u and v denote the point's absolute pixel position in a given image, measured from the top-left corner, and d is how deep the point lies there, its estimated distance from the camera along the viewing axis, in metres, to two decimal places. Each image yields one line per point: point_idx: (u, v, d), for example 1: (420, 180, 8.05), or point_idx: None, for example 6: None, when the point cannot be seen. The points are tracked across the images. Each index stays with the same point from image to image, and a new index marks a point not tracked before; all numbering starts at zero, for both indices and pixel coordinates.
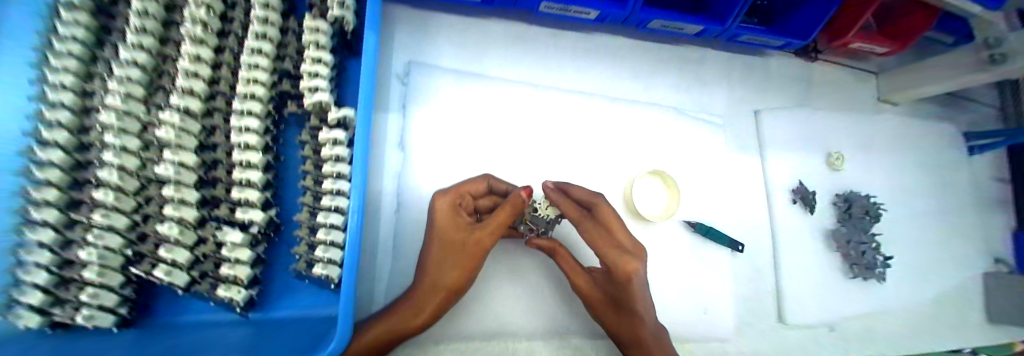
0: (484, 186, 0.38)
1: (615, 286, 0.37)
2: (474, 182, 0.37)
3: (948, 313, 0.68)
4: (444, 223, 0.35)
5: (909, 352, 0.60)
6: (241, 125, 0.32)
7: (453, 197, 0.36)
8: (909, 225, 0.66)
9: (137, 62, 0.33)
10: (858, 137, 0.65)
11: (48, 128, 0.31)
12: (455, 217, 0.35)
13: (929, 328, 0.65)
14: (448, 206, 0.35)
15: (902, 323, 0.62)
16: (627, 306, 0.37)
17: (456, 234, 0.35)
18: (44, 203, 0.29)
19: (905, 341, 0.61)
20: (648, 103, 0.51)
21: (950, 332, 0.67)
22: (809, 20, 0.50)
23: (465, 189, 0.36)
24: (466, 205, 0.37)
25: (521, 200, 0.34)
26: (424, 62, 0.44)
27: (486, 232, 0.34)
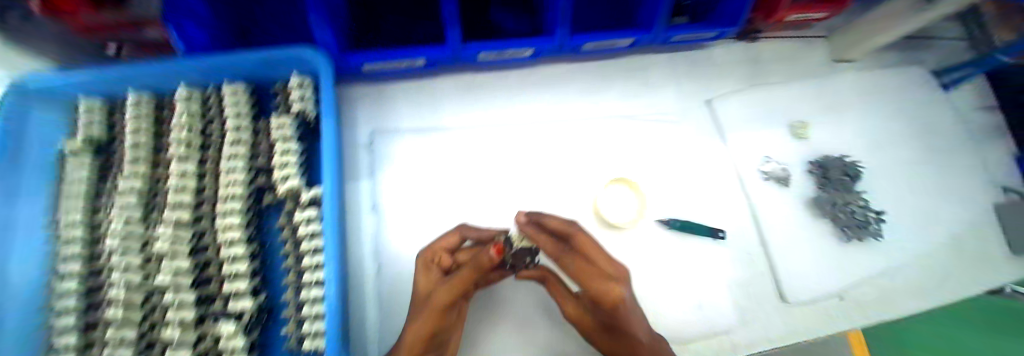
0: (456, 239, 0.40)
1: (601, 313, 0.36)
2: (443, 237, 0.40)
3: (965, 257, 0.66)
4: (419, 281, 0.37)
5: (928, 304, 0.59)
6: (225, 225, 0.36)
7: (427, 256, 0.38)
8: (901, 175, 0.64)
9: (133, 188, 0.38)
10: (823, 99, 0.65)
11: (66, 262, 0.36)
12: (427, 274, 0.37)
13: (947, 274, 0.63)
14: (421, 265, 0.38)
15: (916, 277, 0.61)
16: (617, 329, 0.36)
17: (428, 290, 0.37)
18: (65, 328, 0.34)
19: (919, 295, 0.59)
20: (599, 118, 0.54)
21: (972, 274, 0.64)
22: (734, 7, 0.52)
23: (439, 246, 0.38)
24: (440, 261, 0.38)
25: (487, 257, 0.37)
26: (385, 128, 0.48)
27: (447, 289, 0.35)
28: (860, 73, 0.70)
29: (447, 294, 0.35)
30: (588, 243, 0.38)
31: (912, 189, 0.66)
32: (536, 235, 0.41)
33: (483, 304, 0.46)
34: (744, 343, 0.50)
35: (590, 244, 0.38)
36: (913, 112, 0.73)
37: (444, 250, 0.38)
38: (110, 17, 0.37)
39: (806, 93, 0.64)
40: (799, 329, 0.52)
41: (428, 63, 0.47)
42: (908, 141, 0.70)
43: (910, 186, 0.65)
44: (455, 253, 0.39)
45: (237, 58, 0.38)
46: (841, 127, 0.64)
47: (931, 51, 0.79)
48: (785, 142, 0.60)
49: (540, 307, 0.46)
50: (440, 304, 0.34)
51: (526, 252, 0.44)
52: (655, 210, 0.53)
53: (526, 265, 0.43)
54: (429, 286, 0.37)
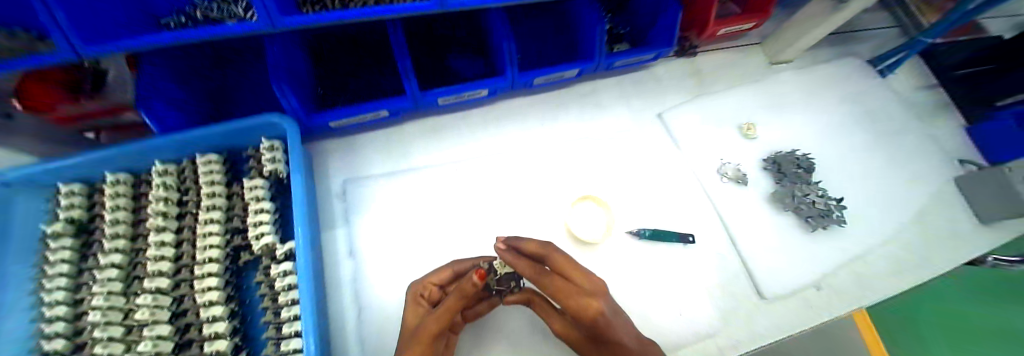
0: (449, 274, 0.40)
1: (585, 329, 0.35)
2: (436, 272, 0.40)
3: (946, 230, 0.65)
4: (408, 318, 0.38)
5: (914, 281, 0.58)
6: (203, 287, 0.37)
7: (417, 289, 0.39)
8: (847, 162, 0.69)
9: (115, 262, 0.39)
10: (767, 100, 0.70)
11: (48, 341, 0.37)
12: (416, 308, 0.38)
13: (930, 249, 0.63)
14: (412, 299, 0.39)
15: (894, 256, 0.61)
16: (604, 344, 0.35)
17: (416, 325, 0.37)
18: None
19: (903, 274, 0.59)
20: (560, 143, 0.59)
21: (958, 246, 0.64)
22: (665, 29, 0.57)
23: (429, 280, 0.40)
24: (430, 294, 0.39)
25: (470, 284, 0.35)
26: (357, 177, 0.52)
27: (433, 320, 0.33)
28: (797, 74, 0.76)
29: (435, 322, 0.33)
30: (563, 259, 0.38)
31: (866, 174, 0.69)
32: (516, 260, 0.37)
33: (471, 340, 0.45)
34: (735, 345, 0.49)
35: (569, 264, 0.37)
36: (857, 101, 0.78)
37: (434, 284, 0.39)
38: (89, 107, 0.44)
39: (750, 97, 0.69)
40: (787, 325, 0.51)
41: (392, 112, 0.52)
42: (855, 128, 0.75)
43: (860, 171, 0.69)
44: (444, 285, 0.40)
45: (209, 132, 0.41)
46: (787, 124, 0.69)
47: (864, 43, 0.86)
48: (737, 143, 0.64)
49: (522, 334, 0.46)
50: (429, 333, 0.32)
51: (511, 276, 0.42)
52: (624, 222, 0.55)
53: (512, 289, 0.43)
54: (417, 319, 0.37)
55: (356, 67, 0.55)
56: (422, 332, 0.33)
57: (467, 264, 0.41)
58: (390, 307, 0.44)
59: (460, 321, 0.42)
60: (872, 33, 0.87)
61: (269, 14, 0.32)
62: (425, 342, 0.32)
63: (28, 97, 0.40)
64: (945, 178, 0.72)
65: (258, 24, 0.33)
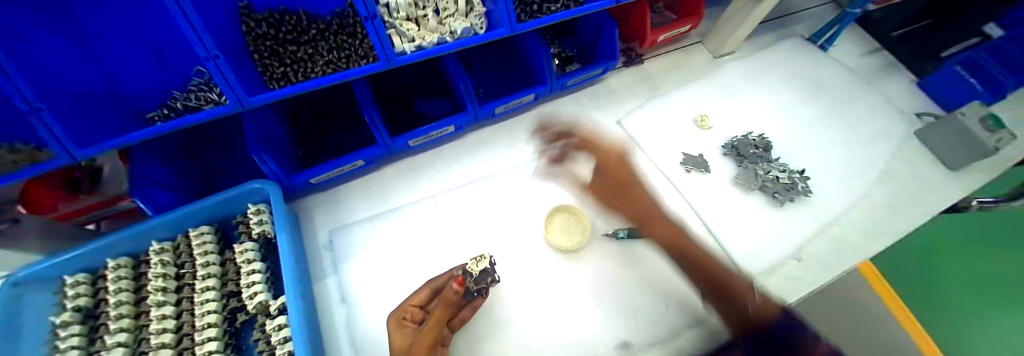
0: (427, 293, 0.42)
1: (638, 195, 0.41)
2: (415, 294, 0.42)
3: (913, 183, 0.68)
4: (394, 340, 0.39)
5: (889, 238, 0.61)
6: (204, 351, 0.40)
7: (399, 315, 0.41)
8: (803, 134, 0.73)
9: (121, 342, 0.42)
10: (716, 91, 0.75)
11: None
12: (402, 331, 0.39)
13: (901, 203, 0.65)
14: (396, 324, 0.40)
15: (866, 216, 0.63)
16: None
17: (402, 344, 0.38)
18: None
19: (877, 233, 0.61)
20: (529, 162, 0.63)
21: (929, 196, 0.66)
22: (608, 43, 0.63)
23: (409, 302, 0.41)
24: (412, 315, 0.41)
25: (453, 292, 0.38)
26: (342, 226, 0.55)
27: (426, 329, 0.37)
28: (741, 63, 0.82)
29: (429, 331, 0.36)
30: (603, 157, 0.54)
31: (824, 142, 0.73)
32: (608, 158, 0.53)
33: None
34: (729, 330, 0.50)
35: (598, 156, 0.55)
36: (804, 76, 0.83)
37: (414, 305, 0.41)
38: (85, 200, 0.48)
39: (700, 91, 0.74)
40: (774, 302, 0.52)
41: (367, 161, 0.56)
42: (807, 102, 0.79)
43: (818, 141, 0.73)
44: (425, 304, 0.42)
45: (200, 206, 0.46)
46: (738, 110, 0.73)
47: (801, 23, 0.92)
48: (695, 135, 0.68)
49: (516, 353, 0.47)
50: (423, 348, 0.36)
51: (487, 272, 0.40)
52: (601, 226, 0.57)
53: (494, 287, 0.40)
54: (404, 339, 0.38)
55: (330, 127, 0.60)
56: (417, 343, 0.36)
57: (442, 278, 0.43)
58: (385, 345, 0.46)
59: (449, 331, 0.43)
60: (806, 14, 0.94)
61: (238, 95, 0.39)
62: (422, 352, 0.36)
63: (27, 198, 0.45)
64: (905, 132, 0.74)
65: (230, 106, 0.40)
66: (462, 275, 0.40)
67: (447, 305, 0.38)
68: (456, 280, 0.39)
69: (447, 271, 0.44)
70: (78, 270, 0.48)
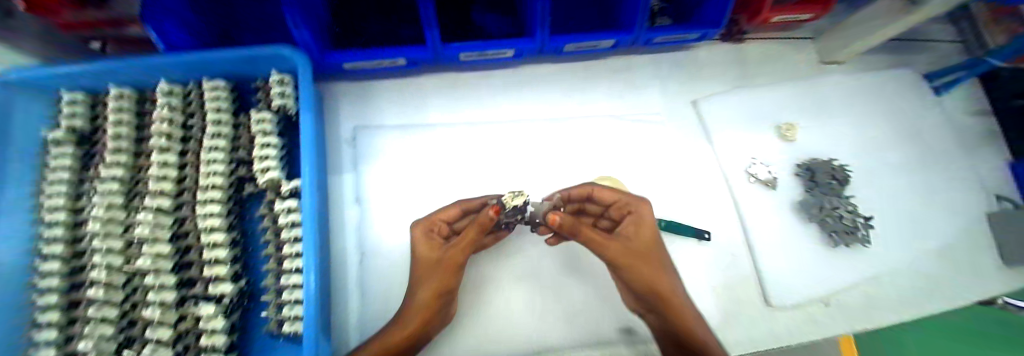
0: (457, 211, 0.41)
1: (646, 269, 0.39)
2: (445, 210, 0.41)
3: (967, 264, 0.62)
4: (420, 250, 0.39)
5: (921, 309, 0.57)
6: (205, 212, 0.37)
7: (426, 227, 0.40)
8: (883, 180, 0.64)
9: (116, 177, 0.39)
10: (808, 104, 0.65)
11: (46, 244, 0.37)
12: (429, 242, 0.40)
13: (947, 279, 0.60)
14: (422, 234, 0.40)
15: (908, 283, 0.58)
16: (644, 256, 0.39)
17: (430, 256, 0.39)
18: (49, 307, 0.36)
19: (913, 302, 0.57)
20: (582, 116, 0.55)
21: (980, 281, 0.61)
22: (717, 8, 0.51)
23: (437, 217, 0.40)
24: (440, 230, 0.41)
25: (488, 218, 0.36)
26: (367, 125, 0.49)
27: (456, 251, 0.38)
28: (843, 80, 0.71)
29: (460, 252, 0.38)
30: (634, 197, 0.41)
31: (896, 195, 0.65)
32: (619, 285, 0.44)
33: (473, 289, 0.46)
34: (727, 341, 0.49)
35: (621, 191, 0.42)
36: (907, 116, 0.71)
37: (444, 221, 0.41)
38: (98, 14, 0.41)
39: (793, 95, 0.64)
40: (784, 337, 0.51)
41: (410, 62, 0.49)
42: (897, 145, 0.69)
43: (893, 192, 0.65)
44: (453, 222, 0.42)
45: (216, 56, 0.39)
46: (825, 131, 0.63)
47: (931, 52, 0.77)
48: (771, 143, 0.59)
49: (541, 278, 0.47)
50: (453, 264, 0.38)
51: (519, 208, 0.41)
52: None
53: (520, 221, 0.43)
54: (432, 251, 0.39)
55: (374, 11, 0.51)
56: (447, 260, 0.38)
57: (477, 202, 0.41)
58: (391, 257, 0.44)
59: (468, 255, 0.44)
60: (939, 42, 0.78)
61: None
62: (450, 269, 0.38)
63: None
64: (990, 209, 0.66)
65: None
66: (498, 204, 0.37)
67: (480, 230, 0.37)
68: (490, 207, 0.36)
69: (481, 196, 0.42)
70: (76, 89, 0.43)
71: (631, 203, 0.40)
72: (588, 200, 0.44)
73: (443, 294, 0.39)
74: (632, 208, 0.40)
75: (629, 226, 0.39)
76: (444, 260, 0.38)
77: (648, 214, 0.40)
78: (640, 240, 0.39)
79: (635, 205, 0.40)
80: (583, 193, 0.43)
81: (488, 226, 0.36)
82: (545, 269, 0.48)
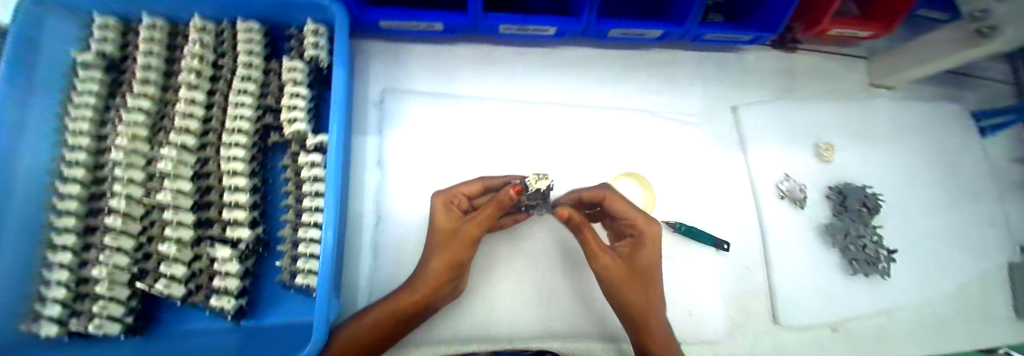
0: (479, 187, 0.40)
1: (639, 285, 0.36)
2: (467, 184, 0.39)
3: (999, 310, 0.59)
4: (438, 219, 0.37)
5: (940, 349, 0.54)
6: (229, 155, 0.36)
7: (447, 197, 0.38)
8: (918, 213, 0.61)
9: (142, 108, 0.38)
10: (851, 126, 0.62)
11: (68, 167, 0.37)
12: (448, 213, 0.37)
13: (978, 321, 0.57)
14: (442, 204, 0.38)
15: (929, 320, 0.56)
16: (642, 273, 0.36)
17: (448, 226, 0.37)
18: (65, 230, 0.35)
19: (930, 338, 0.55)
20: (617, 108, 0.52)
21: (1007, 327, 0.58)
22: (776, 11, 0.47)
23: (460, 190, 0.39)
24: (460, 203, 0.39)
25: (509, 197, 0.33)
26: (396, 88, 0.47)
27: (472, 223, 0.35)
28: (892, 105, 0.67)
29: (476, 225, 0.35)
30: (640, 217, 0.38)
31: (936, 232, 0.61)
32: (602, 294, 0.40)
33: (482, 268, 0.44)
34: (732, 352, 0.48)
35: (631, 207, 0.38)
36: (954, 151, 0.68)
37: (465, 195, 0.39)
38: None
39: (836, 114, 0.61)
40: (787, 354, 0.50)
41: (447, 28, 0.46)
42: (942, 179, 0.65)
43: (930, 228, 0.61)
44: (475, 197, 0.40)
45: None
46: (863, 156, 0.61)
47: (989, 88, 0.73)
48: (807, 162, 0.57)
49: (549, 266, 0.46)
50: (469, 237, 0.35)
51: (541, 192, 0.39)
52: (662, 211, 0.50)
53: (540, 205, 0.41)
54: (451, 222, 0.37)
55: None
56: (462, 232, 0.36)
57: (500, 181, 0.40)
58: (407, 226, 0.43)
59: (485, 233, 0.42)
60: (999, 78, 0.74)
61: None
62: (466, 243, 0.36)
63: None
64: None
65: None
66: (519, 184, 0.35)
67: (499, 208, 0.35)
68: (511, 186, 0.34)
69: (505, 176, 0.41)
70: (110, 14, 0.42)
71: (636, 223, 0.38)
72: (597, 205, 0.42)
73: (454, 267, 0.36)
74: (634, 227, 0.38)
75: (627, 244, 0.38)
76: (460, 232, 0.36)
77: (653, 238, 0.37)
78: (635, 261, 0.37)
79: (640, 225, 0.38)
80: (595, 197, 0.40)
81: (508, 205, 0.34)
82: (551, 258, 0.46)
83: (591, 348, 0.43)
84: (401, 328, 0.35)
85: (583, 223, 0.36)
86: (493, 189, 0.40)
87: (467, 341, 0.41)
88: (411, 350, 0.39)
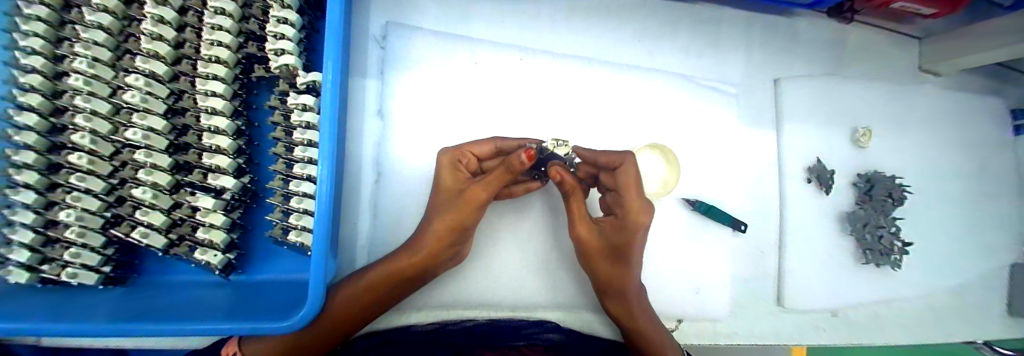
0: (490, 148, 0.34)
1: (614, 262, 0.34)
2: (480, 143, 0.34)
3: (1007, 309, 0.57)
4: (444, 179, 0.34)
5: (936, 342, 0.54)
6: (206, 90, 0.30)
7: (454, 155, 0.34)
8: (948, 208, 0.57)
9: (103, 25, 0.30)
10: (894, 109, 0.56)
11: (22, 93, 0.29)
12: (456, 175, 0.34)
13: (980, 319, 0.56)
14: (447, 163, 0.34)
15: (933, 311, 0.55)
16: (623, 255, 0.33)
17: (455, 189, 0.33)
18: (25, 167, 0.29)
19: (931, 332, 0.54)
20: (650, 70, 0.47)
21: (1007, 327, 0.57)
22: None
23: (469, 149, 0.34)
24: (468, 164, 0.34)
25: (519, 163, 0.29)
26: (403, 24, 0.40)
27: (480, 186, 0.31)
28: (951, 88, 0.59)
29: (484, 190, 0.31)
30: (636, 203, 0.32)
31: (966, 231, 0.57)
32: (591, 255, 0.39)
33: (488, 233, 0.41)
34: (732, 331, 0.48)
35: (632, 187, 0.32)
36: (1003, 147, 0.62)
37: (474, 155, 0.34)
38: None
39: (883, 97, 0.56)
40: (782, 334, 0.50)
41: None
42: (994, 174, 0.59)
43: (959, 224, 0.57)
44: (485, 159, 0.35)
45: None
46: (901, 144, 0.56)
47: None
48: (840, 146, 0.53)
49: (560, 240, 0.43)
50: (477, 201, 0.31)
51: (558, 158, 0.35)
52: (681, 187, 0.47)
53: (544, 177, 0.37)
54: (458, 184, 0.34)
55: None
56: (468, 196, 0.32)
57: (513, 143, 0.34)
58: (410, 184, 0.39)
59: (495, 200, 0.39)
60: None
61: None
62: (471, 206, 0.32)
63: None
64: None
65: None
66: (534, 148, 0.30)
67: (509, 173, 0.31)
68: (524, 149, 0.30)
69: (521, 138, 0.35)
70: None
71: (626, 205, 0.32)
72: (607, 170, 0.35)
73: (456, 231, 0.32)
74: (623, 210, 0.33)
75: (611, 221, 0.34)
76: (466, 195, 0.32)
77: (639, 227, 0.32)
78: (615, 241, 0.33)
79: (634, 210, 0.32)
80: (610, 162, 0.33)
81: (520, 171, 0.30)
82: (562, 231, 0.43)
83: (598, 317, 0.42)
84: (403, 289, 0.33)
85: (573, 190, 0.34)
86: (507, 152, 0.35)
87: (467, 306, 0.39)
88: (413, 313, 0.38)
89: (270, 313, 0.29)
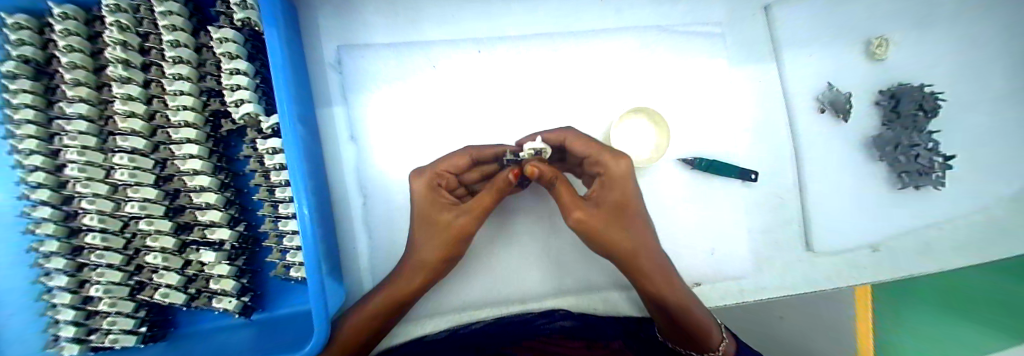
0: (465, 162, 0.33)
1: (620, 229, 0.31)
2: (451, 159, 0.33)
3: None
4: (425, 206, 0.33)
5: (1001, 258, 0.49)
6: (184, 154, 0.32)
7: (431, 179, 0.33)
8: (997, 107, 0.49)
9: (83, 114, 0.32)
10: (913, 8, 0.49)
11: (31, 191, 0.32)
12: (438, 201, 0.33)
13: None
14: (428, 189, 0.33)
15: (997, 226, 0.48)
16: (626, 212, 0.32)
17: (439, 216, 0.33)
18: (52, 254, 0.32)
19: (994, 248, 0.48)
20: (620, 31, 0.43)
21: None
22: None
23: (442, 169, 0.33)
24: (447, 184, 0.34)
25: (507, 182, 0.30)
26: (355, 44, 0.40)
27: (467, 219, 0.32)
28: None
29: (471, 220, 0.32)
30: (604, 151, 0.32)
31: None
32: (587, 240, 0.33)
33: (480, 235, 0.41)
34: (758, 286, 0.45)
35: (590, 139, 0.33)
36: None
37: (450, 173, 0.33)
38: None
39: None
40: (818, 279, 0.46)
41: None
42: None
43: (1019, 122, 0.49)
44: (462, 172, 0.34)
45: None
46: (925, 47, 0.49)
47: None
48: (853, 65, 0.47)
49: (556, 226, 0.42)
50: (460, 230, 0.32)
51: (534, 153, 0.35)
52: (676, 148, 0.45)
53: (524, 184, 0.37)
54: (442, 212, 0.33)
55: None
56: (455, 226, 0.32)
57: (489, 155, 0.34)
58: (396, 201, 0.40)
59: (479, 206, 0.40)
60: None
61: None
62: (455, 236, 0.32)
63: None
64: None
65: None
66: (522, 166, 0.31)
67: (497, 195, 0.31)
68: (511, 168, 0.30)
69: (496, 145, 0.35)
70: (16, 11, 0.32)
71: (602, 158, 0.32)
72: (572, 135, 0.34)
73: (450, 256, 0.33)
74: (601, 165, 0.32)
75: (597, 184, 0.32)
76: (452, 223, 0.32)
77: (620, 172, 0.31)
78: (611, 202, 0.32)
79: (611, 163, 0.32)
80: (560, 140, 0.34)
81: (508, 190, 0.31)
82: (555, 217, 0.42)
83: (609, 296, 0.42)
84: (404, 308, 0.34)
85: (555, 178, 0.31)
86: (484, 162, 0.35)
87: (477, 308, 0.40)
88: (427, 322, 0.39)
89: (284, 347, 0.31)
